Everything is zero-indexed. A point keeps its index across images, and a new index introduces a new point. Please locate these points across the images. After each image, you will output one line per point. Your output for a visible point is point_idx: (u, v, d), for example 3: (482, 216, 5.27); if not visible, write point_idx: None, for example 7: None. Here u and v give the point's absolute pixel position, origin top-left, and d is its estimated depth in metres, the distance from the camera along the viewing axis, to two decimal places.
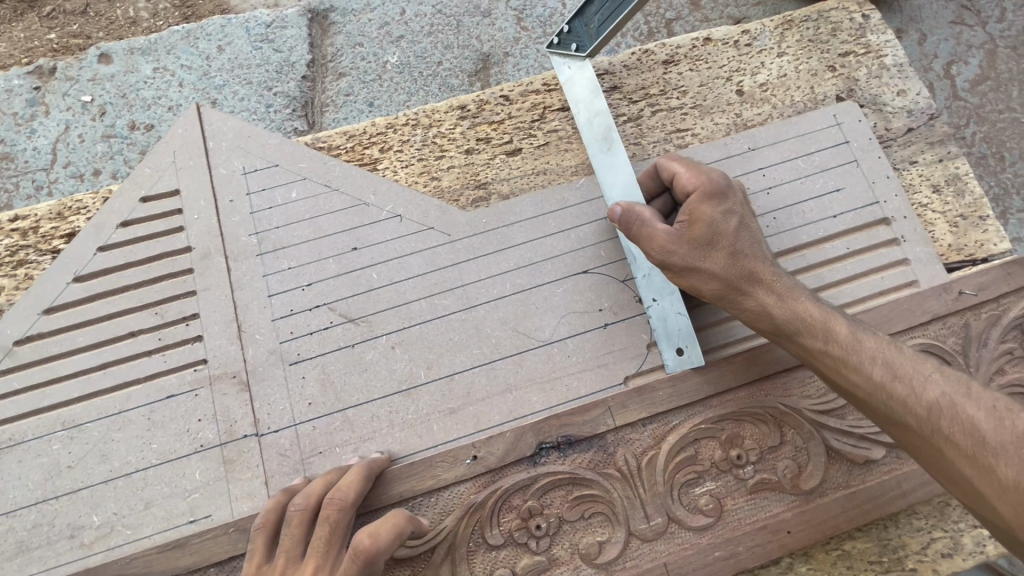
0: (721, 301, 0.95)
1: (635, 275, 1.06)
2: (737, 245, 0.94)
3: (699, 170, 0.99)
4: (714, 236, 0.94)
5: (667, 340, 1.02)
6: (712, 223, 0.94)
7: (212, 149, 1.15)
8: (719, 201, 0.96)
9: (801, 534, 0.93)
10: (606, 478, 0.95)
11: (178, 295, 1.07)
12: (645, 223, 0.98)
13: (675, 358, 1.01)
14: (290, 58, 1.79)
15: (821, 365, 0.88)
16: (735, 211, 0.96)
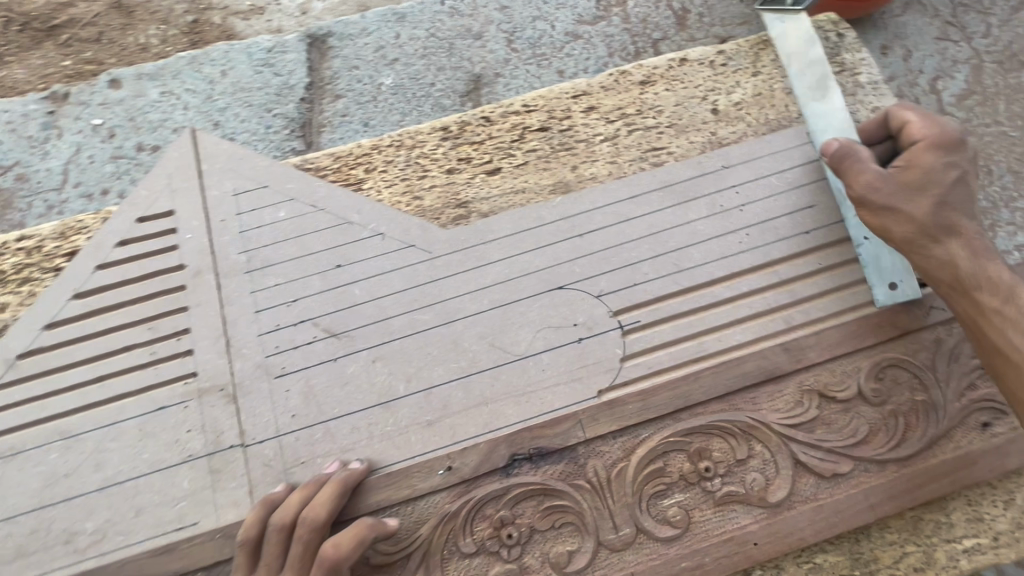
0: (911, 245, 1.01)
1: (846, 214, 1.11)
2: (945, 198, 1.00)
3: (932, 120, 1.03)
4: (926, 184, 1.00)
5: (879, 276, 1.08)
6: (932, 170, 1.00)
7: (204, 172, 1.21)
8: (945, 155, 1.01)
9: (768, 546, 0.95)
10: (577, 489, 0.97)
11: (170, 311, 1.12)
12: (859, 160, 1.04)
13: (887, 292, 1.07)
14: (289, 81, 1.87)
15: (989, 324, 0.95)
16: (957, 167, 1.01)
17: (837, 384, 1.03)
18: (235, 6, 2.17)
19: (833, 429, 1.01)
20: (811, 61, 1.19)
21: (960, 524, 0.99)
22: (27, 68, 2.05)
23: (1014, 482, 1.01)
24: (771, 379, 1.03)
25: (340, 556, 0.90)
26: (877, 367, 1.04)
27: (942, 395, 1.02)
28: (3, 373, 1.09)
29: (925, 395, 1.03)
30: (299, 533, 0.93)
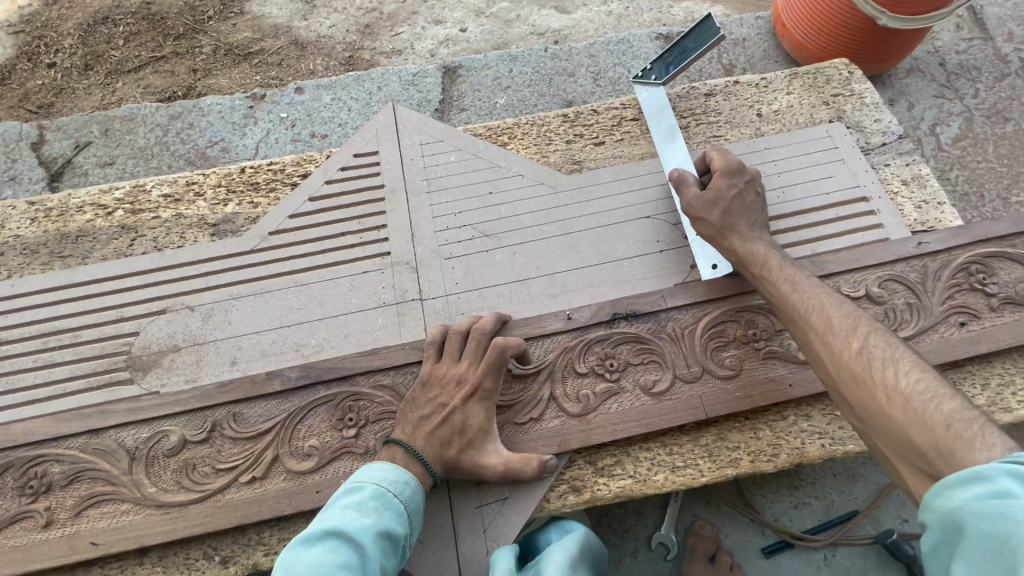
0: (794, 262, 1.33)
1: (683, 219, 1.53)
2: (727, 208, 1.41)
3: (729, 157, 1.49)
4: (717, 198, 1.42)
5: (705, 260, 1.45)
6: (722, 189, 1.43)
7: (400, 128, 1.74)
8: (731, 178, 1.45)
9: (799, 388, 1.32)
10: (660, 339, 1.37)
11: (374, 213, 1.61)
12: (686, 184, 1.48)
13: (711, 271, 1.43)
14: (428, 97, 2.49)
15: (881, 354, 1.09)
16: (737, 186, 1.44)
17: (851, 289, 1.42)
18: (383, 48, 2.88)
19: None
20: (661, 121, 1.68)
21: None
22: (228, 79, 2.74)
23: (986, 371, 1.36)
24: None
25: (504, 350, 1.27)
26: (880, 280, 1.43)
27: (930, 301, 1.40)
28: (258, 243, 1.57)
29: (918, 300, 1.40)
30: (475, 338, 1.31)
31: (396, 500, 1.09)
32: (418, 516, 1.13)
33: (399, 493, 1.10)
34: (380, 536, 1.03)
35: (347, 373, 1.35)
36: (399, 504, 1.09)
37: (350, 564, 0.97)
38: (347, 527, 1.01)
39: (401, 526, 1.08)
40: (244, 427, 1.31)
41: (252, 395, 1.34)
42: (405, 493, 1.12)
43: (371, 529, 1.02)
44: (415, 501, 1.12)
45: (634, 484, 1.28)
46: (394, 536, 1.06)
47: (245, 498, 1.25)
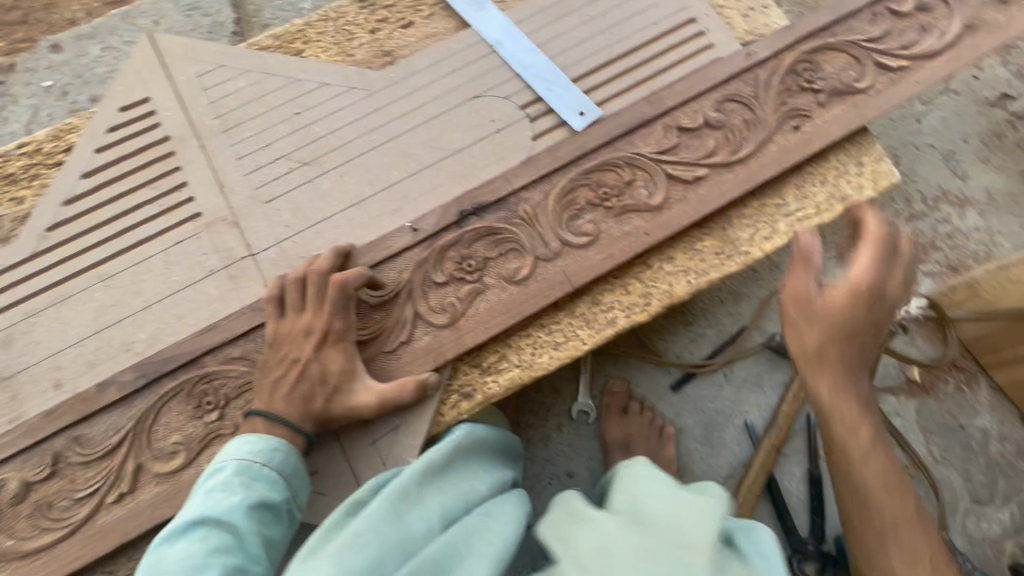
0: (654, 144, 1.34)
1: (539, 91, 1.41)
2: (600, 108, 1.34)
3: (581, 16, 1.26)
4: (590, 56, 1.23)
5: (570, 113, 1.38)
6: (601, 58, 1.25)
7: (167, 62, 1.44)
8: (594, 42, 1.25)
9: (657, 234, 1.31)
10: (514, 225, 1.30)
11: (168, 172, 1.37)
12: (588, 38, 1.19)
13: (580, 119, 1.37)
14: (219, 20, 2.09)
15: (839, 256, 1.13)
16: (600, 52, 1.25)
17: (690, 120, 1.38)
18: None
19: (691, 149, 1.36)
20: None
21: (792, 201, 1.38)
22: None
23: (824, 168, 1.40)
24: (643, 125, 1.37)
25: (347, 282, 1.17)
26: (716, 103, 1.39)
27: (764, 113, 1.39)
28: (38, 244, 1.32)
29: (753, 115, 1.38)
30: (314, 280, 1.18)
31: (268, 469, 1.00)
32: (301, 475, 1.05)
33: (269, 461, 1.01)
34: (253, 510, 0.95)
35: (190, 357, 1.21)
36: (271, 473, 1.00)
37: (222, 548, 0.89)
38: (212, 513, 0.93)
39: (280, 492, 0.99)
40: (92, 449, 1.16)
41: (88, 412, 1.18)
42: (278, 459, 1.02)
43: (240, 507, 0.93)
44: (291, 464, 1.03)
45: (522, 372, 1.28)
46: (274, 504, 0.98)
47: (120, 518, 1.14)
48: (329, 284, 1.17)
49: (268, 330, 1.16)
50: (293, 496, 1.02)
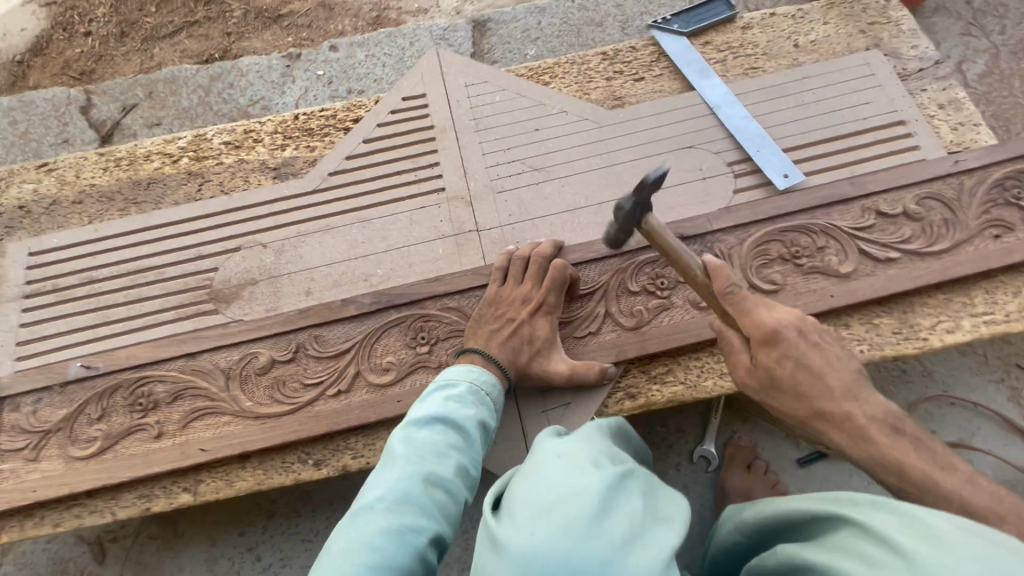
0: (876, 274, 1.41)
1: (749, 150, 1.59)
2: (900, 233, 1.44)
3: None
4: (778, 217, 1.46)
5: (775, 174, 1.54)
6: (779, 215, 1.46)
7: (446, 72, 1.81)
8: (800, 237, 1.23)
9: (840, 300, 1.40)
10: (707, 259, 1.46)
11: (427, 153, 1.69)
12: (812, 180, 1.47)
13: (784, 180, 1.53)
14: (459, 50, 2.54)
15: None
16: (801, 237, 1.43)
17: (889, 206, 1.48)
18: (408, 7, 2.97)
19: (887, 233, 1.46)
20: (688, 61, 1.78)
21: (981, 304, 1.42)
22: (260, 40, 2.80)
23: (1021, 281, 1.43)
24: (842, 202, 1.50)
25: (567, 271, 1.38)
26: (917, 198, 1.49)
27: (965, 216, 1.47)
28: (319, 183, 1.67)
29: (953, 215, 1.47)
30: (537, 260, 1.40)
31: (488, 398, 1.19)
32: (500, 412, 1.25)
33: (489, 393, 1.20)
34: (480, 428, 1.12)
35: (415, 297, 1.46)
36: (488, 403, 1.18)
37: (461, 445, 1.06)
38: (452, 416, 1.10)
39: (495, 421, 1.18)
40: (326, 347, 1.42)
41: (329, 319, 1.45)
42: (493, 395, 1.22)
43: (472, 419, 1.11)
44: (500, 403, 1.22)
45: (684, 390, 1.39)
46: (490, 428, 1.16)
47: (334, 409, 1.37)
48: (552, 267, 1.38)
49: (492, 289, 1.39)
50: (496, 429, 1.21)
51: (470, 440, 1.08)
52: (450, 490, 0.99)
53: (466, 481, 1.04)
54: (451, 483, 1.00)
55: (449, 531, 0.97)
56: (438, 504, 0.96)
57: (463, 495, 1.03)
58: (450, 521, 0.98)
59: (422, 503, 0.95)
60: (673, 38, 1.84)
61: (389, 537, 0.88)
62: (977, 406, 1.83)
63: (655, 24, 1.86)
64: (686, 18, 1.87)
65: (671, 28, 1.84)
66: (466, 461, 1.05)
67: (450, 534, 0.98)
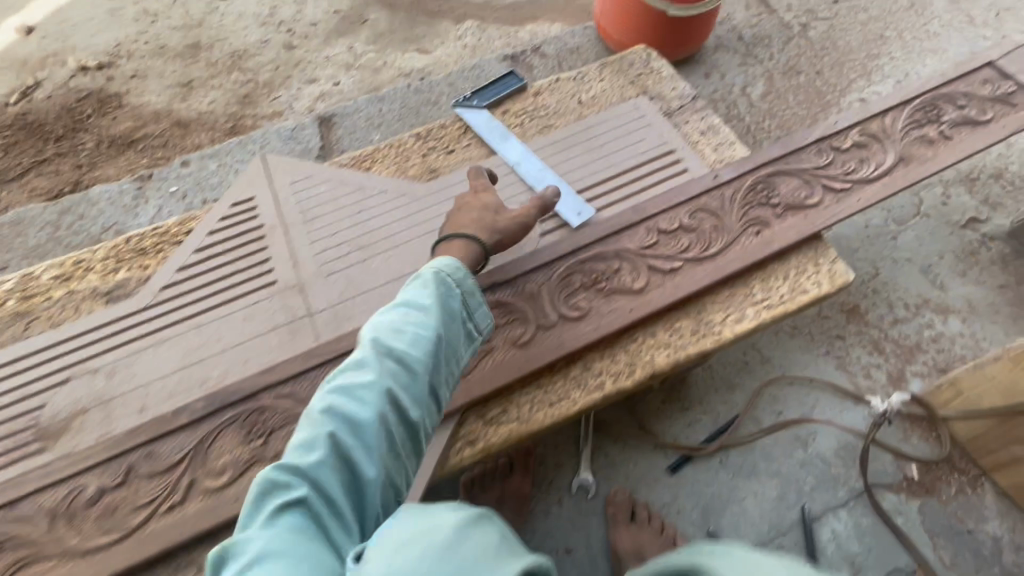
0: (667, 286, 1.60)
1: None
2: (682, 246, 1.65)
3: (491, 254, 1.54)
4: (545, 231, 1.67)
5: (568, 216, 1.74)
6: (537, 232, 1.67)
7: (272, 173, 1.93)
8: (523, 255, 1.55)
9: (638, 313, 1.57)
10: (520, 300, 1.59)
11: (259, 250, 1.78)
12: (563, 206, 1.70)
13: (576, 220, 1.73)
14: (308, 147, 2.70)
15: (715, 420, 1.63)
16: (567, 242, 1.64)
17: (668, 223, 1.70)
18: (263, 114, 3.16)
19: (669, 247, 1.66)
20: (488, 130, 2.01)
21: (759, 292, 1.63)
22: (112, 167, 2.91)
23: (786, 266, 1.66)
24: (629, 228, 1.70)
25: (508, 228, 1.57)
26: (690, 212, 1.72)
27: (730, 220, 1.69)
28: (152, 299, 1.70)
29: (721, 221, 1.69)
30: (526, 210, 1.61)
31: (451, 279, 1.32)
32: (478, 300, 1.36)
33: (456, 276, 1.34)
34: (436, 301, 1.27)
35: (247, 392, 1.48)
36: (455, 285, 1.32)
37: (408, 329, 1.20)
38: (373, 322, 1.22)
39: (457, 304, 1.32)
40: (160, 461, 1.41)
41: (161, 432, 1.44)
42: (460, 275, 1.36)
43: (367, 346, 1.17)
44: (468, 278, 1.36)
45: (519, 425, 1.48)
46: (449, 310, 1.29)
47: (171, 523, 1.35)
48: (502, 221, 1.57)
49: (459, 238, 1.49)
50: (468, 316, 1.34)
51: (424, 329, 1.22)
52: (381, 386, 1.11)
53: (423, 367, 1.19)
54: (388, 373, 1.14)
55: (396, 419, 1.12)
56: (379, 397, 1.10)
57: (421, 379, 1.17)
58: (405, 407, 1.13)
59: (373, 398, 1.09)
60: (474, 112, 2.07)
61: (313, 441, 1.02)
62: (811, 380, 2.02)
63: (458, 103, 2.09)
64: (485, 93, 2.12)
65: (472, 104, 2.08)
66: (422, 347, 1.20)
67: (408, 419, 1.13)
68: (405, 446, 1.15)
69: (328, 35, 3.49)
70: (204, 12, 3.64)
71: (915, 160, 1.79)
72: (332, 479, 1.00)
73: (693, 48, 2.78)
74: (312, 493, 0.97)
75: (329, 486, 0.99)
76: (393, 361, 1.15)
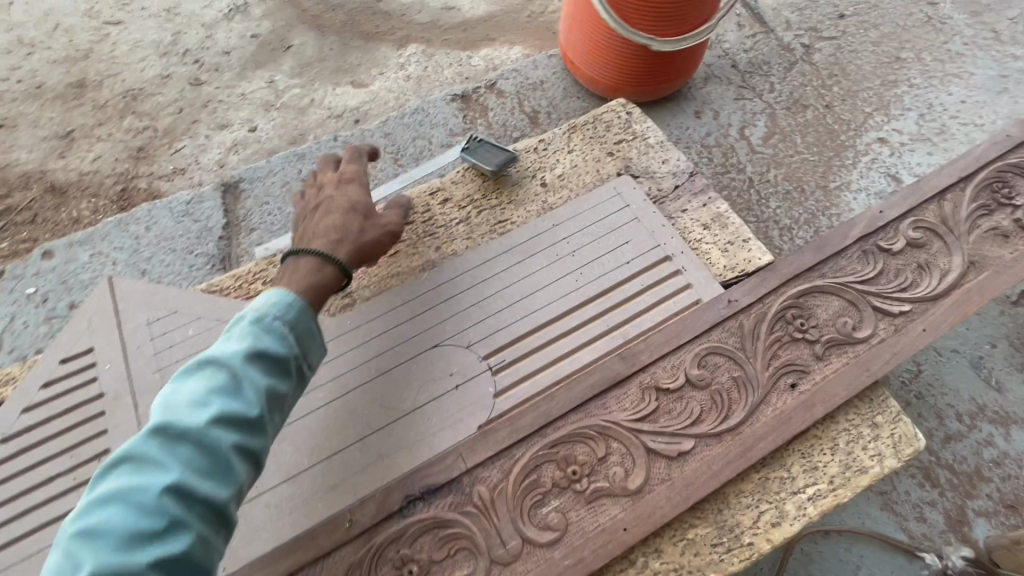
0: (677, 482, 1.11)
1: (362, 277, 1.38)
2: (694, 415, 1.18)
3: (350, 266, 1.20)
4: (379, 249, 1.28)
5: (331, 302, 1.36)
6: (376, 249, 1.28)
7: (121, 308, 1.39)
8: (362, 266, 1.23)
9: (637, 530, 1.08)
10: (465, 515, 1.10)
11: (92, 436, 1.24)
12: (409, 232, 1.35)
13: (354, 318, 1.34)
14: (208, 225, 2.14)
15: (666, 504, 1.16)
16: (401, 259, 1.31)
17: (669, 377, 1.22)
18: (161, 172, 2.58)
19: (674, 415, 1.19)
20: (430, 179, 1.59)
21: (800, 475, 1.17)
22: None
23: (834, 430, 1.20)
24: (617, 385, 1.22)
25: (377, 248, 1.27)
26: (698, 357, 1.25)
27: (754, 368, 1.23)
28: None
29: (742, 371, 1.23)
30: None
31: (279, 320, 0.97)
32: (315, 335, 1.02)
33: (283, 314, 0.98)
34: (255, 351, 0.90)
35: None
36: (281, 325, 0.96)
37: (218, 388, 0.84)
38: (173, 384, 0.86)
39: (287, 347, 0.95)
40: None
41: None
42: (291, 314, 0.99)
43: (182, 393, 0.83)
44: (306, 311, 1.01)
45: None
46: (278, 356, 0.93)
47: None
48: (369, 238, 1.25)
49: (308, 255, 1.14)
50: (301, 355, 0.98)
51: (240, 380, 0.87)
52: (186, 462, 0.76)
53: (245, 425, 0.84)
54: (188, 451, 0.77)
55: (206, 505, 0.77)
56: (180, 483, 0.75)
57: (246, 432, 0.84)
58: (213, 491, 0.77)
59: (171, 492, 0.74)
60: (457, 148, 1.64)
61: (71, 571, 0.66)
62: (850, 527, 1.60)
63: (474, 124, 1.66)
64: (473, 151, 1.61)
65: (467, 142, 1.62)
66: (232, 405, 0.83)
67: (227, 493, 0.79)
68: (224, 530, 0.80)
69: (242, 66, 2.88)
70: (91, 40, 2.95)
71: (991, 264, 1.33)
72: None
73: (678, 83, 2.27)
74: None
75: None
76: (205, 429, 0.79)
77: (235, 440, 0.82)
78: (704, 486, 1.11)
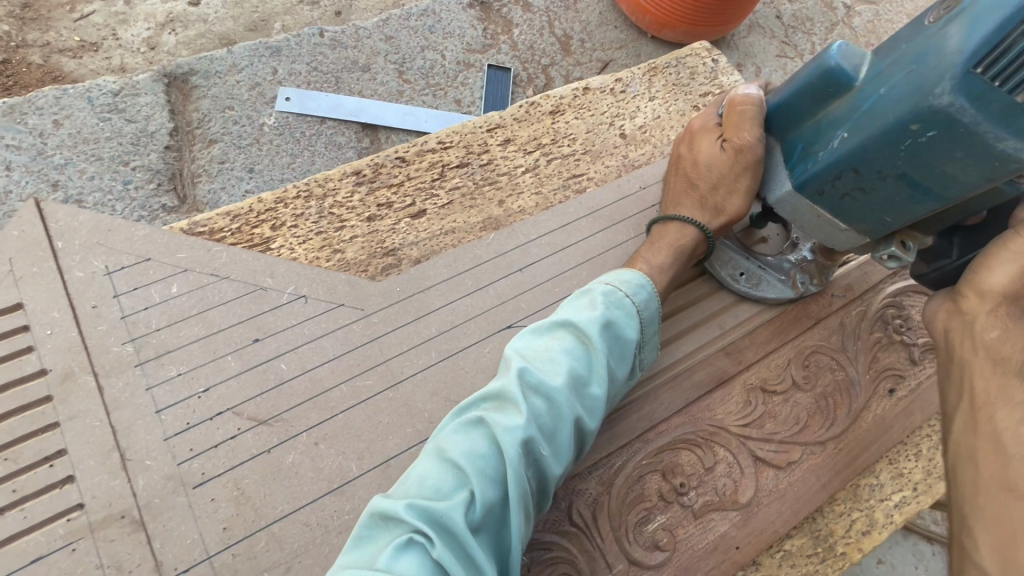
0: (784, 493, 1.03)
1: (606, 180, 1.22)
2: (801, 421, 1.09)
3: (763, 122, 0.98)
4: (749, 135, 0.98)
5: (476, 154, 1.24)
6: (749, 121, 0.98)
7: (61, 251, 0.98)
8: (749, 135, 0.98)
9: (747, 548, 0.98)
10: (564, 536, 0.94)
11: (36, 432, 0.89)
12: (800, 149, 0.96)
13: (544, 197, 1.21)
14: (147, 128, 1.62)
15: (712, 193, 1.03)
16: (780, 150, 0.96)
17: (775, 378, 1.11)
18: (61, 43, 1.91)
19: (779, 421, 1.08)
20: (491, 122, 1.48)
21: (887, 482, 1.10)
22: None
23: (918, 436, 1.14)
24: (720, 387, 1.08)
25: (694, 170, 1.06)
26: (803, 356, 1.14)
27: (856, 371, 1.15)
28: None
29: (844, 373, 1.14)
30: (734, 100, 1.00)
31: (631, 303, 0.92)
32: (653, 329, 0.96)
33: (636, 295, 0.93)
34: (609, 325, 0.88)
35: None
36: (637, 304, 0.93)
37: (574, 352, 0.85)
38: (529, 335, 0.87)
39: (634, 333, 0.91)
40: None
41: None
42: (641, 294, 0.94)
43: (558, 340, 0.85)
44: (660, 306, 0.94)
45: None
46: (624, 340, 0.90)
47: None
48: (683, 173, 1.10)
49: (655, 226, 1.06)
50: (640, 346, 0.95)
51: (590, 354, 0.86)
52: (552, 407, 0.79)
53: (588, 407, 0.84)
54: (548, 403, 0.79)
55: (542, 474, 0.79)
56: (534, 432, 0.77)
57: (591, 398, 0.84)
58: (551, 458, 0.79)
59: (526, 440, 0.75)
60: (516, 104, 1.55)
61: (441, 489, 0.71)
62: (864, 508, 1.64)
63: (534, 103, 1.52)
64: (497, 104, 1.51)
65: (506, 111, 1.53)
66: (583, 377, 0.83)
67: (563, 456, 0.80)
68: (540, 501, 0.82)
69: None
70: None
71: None
72: (459, 535, 0.68)
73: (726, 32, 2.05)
74: (427, 571, 0.65)
75: (457, 570, 0.66)
76: (558, 394, 0.80)
77: (579, 412, 0.82)
78: (808, 497, 1.04)
